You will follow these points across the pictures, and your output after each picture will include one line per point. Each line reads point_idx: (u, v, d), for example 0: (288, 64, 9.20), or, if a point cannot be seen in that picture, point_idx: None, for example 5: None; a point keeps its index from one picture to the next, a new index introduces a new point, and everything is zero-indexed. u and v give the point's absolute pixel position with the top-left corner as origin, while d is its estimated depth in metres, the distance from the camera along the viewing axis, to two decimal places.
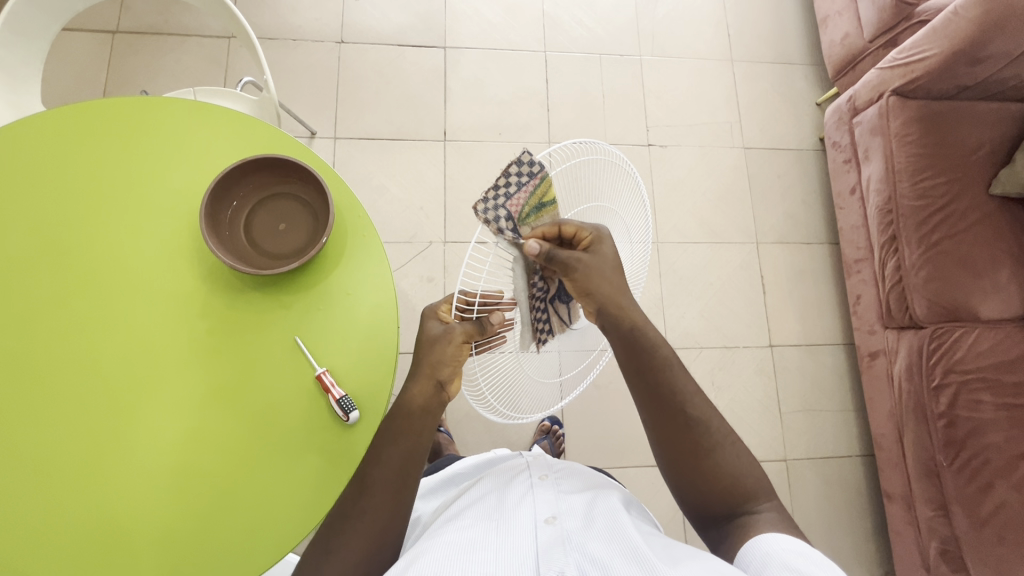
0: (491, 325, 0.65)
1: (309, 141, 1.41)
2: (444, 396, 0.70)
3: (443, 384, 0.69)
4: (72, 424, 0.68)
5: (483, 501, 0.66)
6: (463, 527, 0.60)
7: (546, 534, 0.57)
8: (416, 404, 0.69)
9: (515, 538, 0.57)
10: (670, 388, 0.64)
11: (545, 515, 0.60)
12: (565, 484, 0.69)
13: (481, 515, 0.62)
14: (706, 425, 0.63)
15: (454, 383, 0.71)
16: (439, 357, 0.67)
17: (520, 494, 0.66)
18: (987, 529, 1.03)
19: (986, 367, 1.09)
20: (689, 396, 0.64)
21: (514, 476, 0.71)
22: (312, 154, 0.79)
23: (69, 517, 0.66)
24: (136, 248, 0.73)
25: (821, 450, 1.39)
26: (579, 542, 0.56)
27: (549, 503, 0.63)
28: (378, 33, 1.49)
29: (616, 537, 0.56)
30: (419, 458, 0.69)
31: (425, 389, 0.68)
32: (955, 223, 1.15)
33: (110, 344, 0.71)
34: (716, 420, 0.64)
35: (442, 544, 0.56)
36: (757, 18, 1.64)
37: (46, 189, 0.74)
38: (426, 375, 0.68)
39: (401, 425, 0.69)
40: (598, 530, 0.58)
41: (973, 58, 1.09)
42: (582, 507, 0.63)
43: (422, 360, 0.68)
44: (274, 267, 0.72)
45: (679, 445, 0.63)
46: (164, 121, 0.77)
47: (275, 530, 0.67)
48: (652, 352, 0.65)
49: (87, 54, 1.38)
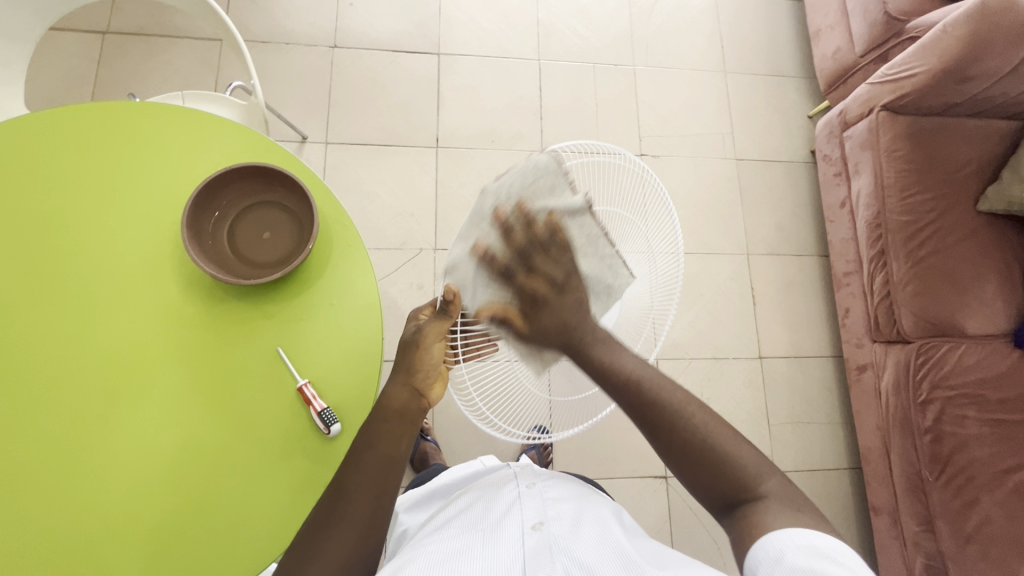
0: (452, 306, 0.62)
1: (300, 146, 1.40)
2: (423, 402, 0.67)
3: (421, 389, 0.66)
4: (52, 432, 0.67)
5: (470, 512, 0.65)
6: (448, 538, 0.59)
7: (534, 539, 0.56)
8: (403, 409, 0.65)
9: (499, 545, 0.56)
10: (632, 400, 0.62)
11: (533, 521, 0.59)
12: (553, 492, 0.67)
13: (468, 525, 0.61)
14: (676, 422, 0.59)
15: (433, 390, 0.68)
16: (422, 361, 0.66)
17: (508, 502, 0.64)
18: (971, 545, 1.03)
19: (971, 383, 1.10)
20: (655, 395, 0.61)
21: (502, 485, 0.70)
22: (298, 163, 0.79)
23: (46, 525, 0.65)
24: (118, 254, 0.72)
25: (809, 463, 1.39)
26: (566, 547, 0.54)
27: (536, 510, 0.61)
28: (371, 39, 1.49)
29: (604, 543, 0.56)
30: (400, 463, 0.64)
31: (405, 395, 0.65)
32: (943, 238, 1.16)
33: (90, 350, 0.69)
34: (689, 410, 0.60)
35: (426, 554, 0.55)
36: (750, 30, 1.65)
37: (27, 194, 0.73)
38: (403, 380, 0.65)
39: (379, 429, 0.63)
40: (586, 537, 0.56)
41: (961, 76, 1.10)
42: (570, 514, 0.61)
43: (401, 365, 0.66)
44: (258, 276, 0.71)
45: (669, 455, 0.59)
46: (149, 126, 0.76)
47: (256, 541, 0.66)
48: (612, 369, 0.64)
49: (76, 55, 1.36)
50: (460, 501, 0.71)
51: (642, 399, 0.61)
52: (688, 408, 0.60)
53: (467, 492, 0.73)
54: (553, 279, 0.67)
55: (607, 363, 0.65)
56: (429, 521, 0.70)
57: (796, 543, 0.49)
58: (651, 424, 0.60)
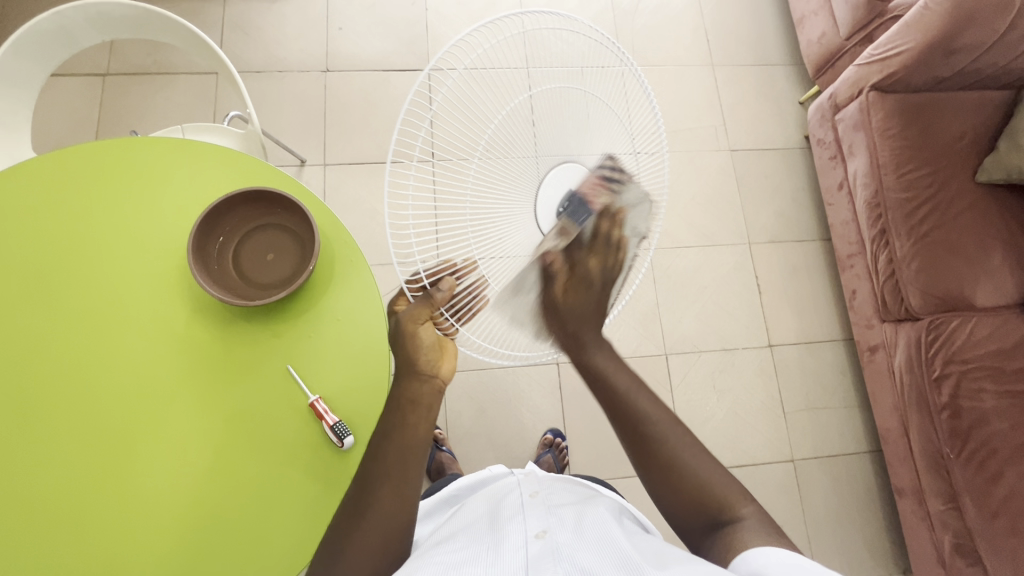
0: (438, 291, 0.60)
1: (299, 170, 1.43)
2: (438, 383, 0.62)
3: (431, 370, 0.62)
4: (73, 463, 0.69)
5: (474, 523, 0.65)
6: (454, 548, 0.58)
7: (537, 546, 0.55)
8: (423, 398, 0.61)
9: (501, 555, 0.55)
10: (629, 412, 0.60)
11: (535, 530, 0.58)
12: (556, 498, 0.67)
13: (472, 536, 0.61)
14: (664, 439, 0.60)
15: (444, 366, 0.63)
16: (417, 347, 0.61)
17: (511, 513, 0.63)
18: (999, 520, 1.02)
19: (985, 355, 1.08)
20: (644, 412, 0.61)
21: (506, 495, 0.70)
22: (297, 184, 0.81)
23: (72, 550, 0.66)
24: (129, 285, 0.74)
25: (828, 448, 1.38)
26: (569, 552, 0.53)
27: (539, 519, 0.60)
28: (362, 60, 1.52)
29: (604, 543, 0.54)
30: (417, 455, 0.61)
31: (415, 386, 0.61)
32: (943, 213, 1.15)
33: (106, 377, 0.71)
34: (674, 433, 0.60)
35: (431, 565, 0.55)
36: (735, 21, 1.67)
37: (38, 233, 0.75)
38: (408, 373, 0.61)
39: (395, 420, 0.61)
40: (589, 539, 0.55)
41: (946, 50, 1.11)
42: (573, 517, 0.61)
43: (399, 353, 0.62)
44: (263, 297, 0.73)
45: (647, 468, 0.60)
46: (149, 160, 0.79)
47: (270, 558, 0.67)
48: (605, 382, 0.62)
49: (78, 98, 1.41)
50: (465, 513, 0.70)
51: (631, 414, 0.60)
52: (673, 430, 0.60)
53: (471, 504, 0.73)
54: (605, 271, 0.61)
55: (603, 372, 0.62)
56: (437, 532, 0.70)
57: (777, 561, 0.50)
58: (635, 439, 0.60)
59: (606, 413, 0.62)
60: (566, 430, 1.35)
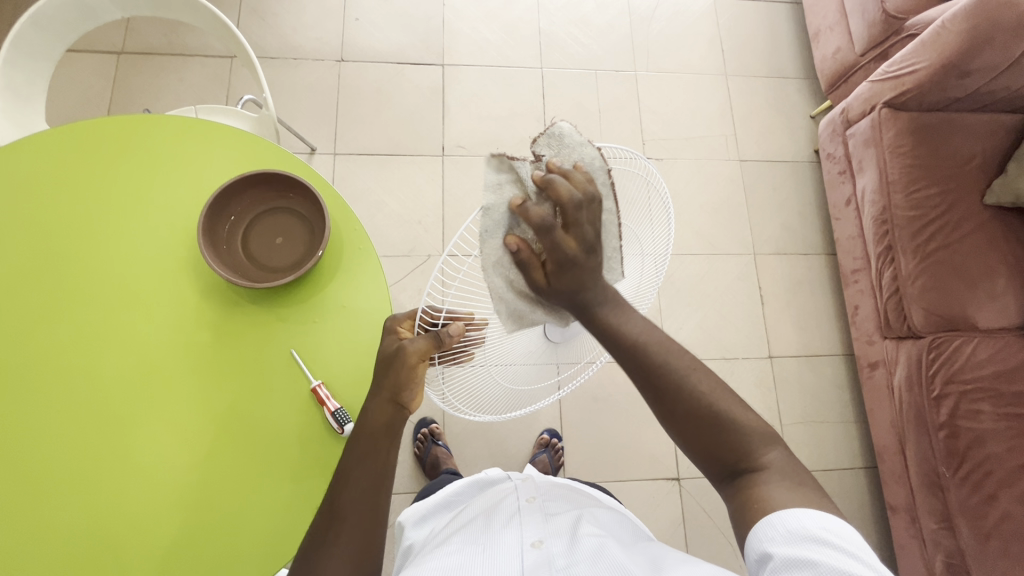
0: (447, 338, 0.56)
1: (309, 157, 1.42)
2: (404, 413, 0.62)
3: (402, 403, 0.61)
4: (68, 436, 0.68)
5: (470, 528, 0.64)
6: (449, 553, 0.57)
7: (532, 557, 0.55)
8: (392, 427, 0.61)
9: (500, 563, 0.55)
10: (643, 353, 0.53)
11: (532, 538, 0.58)
12: (553, 506, 0.67)
13: (468, 540, 0.60)
14: (683, 386, 0.52)
15: (415, 399, 0.63)
16: (409, 379, 0.59)
17: (507, 518, 0.63)
18: (992, 542, 1.01)
19: (985, 377, 1.08)
20: (663, 356, 0.53)
21: (500, 501, 0.69)
22: (311, 170, 0.80)
23: (62, 525, 0.66)
24: (138, 260, 0.74)
25: (824, 463, 1.38)
26: (566, 565, 0.53)
27: (535, 527, 0.60)
28: (377, 52, 1.52)
29: (603, 555, 0.53)
30: (389, 478, 0.62)
31: (385, 409, 0.60)
32: (951, 232, 1.15)
33: (109, 353, 0.71)
34: (697, 375, 0.53)
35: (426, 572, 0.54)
36: (751, 32, 1.67)
37: (50, 203, 0.75)
38: (384, 395, 0.60)
39: (365, 450, 0.60)
40: (586, 550, 0.55)
41: (961, 71, 1.11)
42: (569, 526, 0.60)
43: (386, 378, 0.59)
44: (271, 281, 0.73)
45: (668, 415, 0.53)
46: (166, 137, 0.79)
47: (259, 549, 0.67)
48: (614, 331, 0.53)
49: (93, 74, 1.41)
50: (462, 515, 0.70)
51: (645, 358, 0.53)
52: (693, 375, 0.53)
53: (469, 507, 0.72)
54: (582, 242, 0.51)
55: (615, 326, 0.53)
56: (433, 537, 0.68)
57: (820, 525, 0.46)
58: (653, 385, 0.52)
59: (619, 361, 0.54)
60: (563, 431, 1.35)
